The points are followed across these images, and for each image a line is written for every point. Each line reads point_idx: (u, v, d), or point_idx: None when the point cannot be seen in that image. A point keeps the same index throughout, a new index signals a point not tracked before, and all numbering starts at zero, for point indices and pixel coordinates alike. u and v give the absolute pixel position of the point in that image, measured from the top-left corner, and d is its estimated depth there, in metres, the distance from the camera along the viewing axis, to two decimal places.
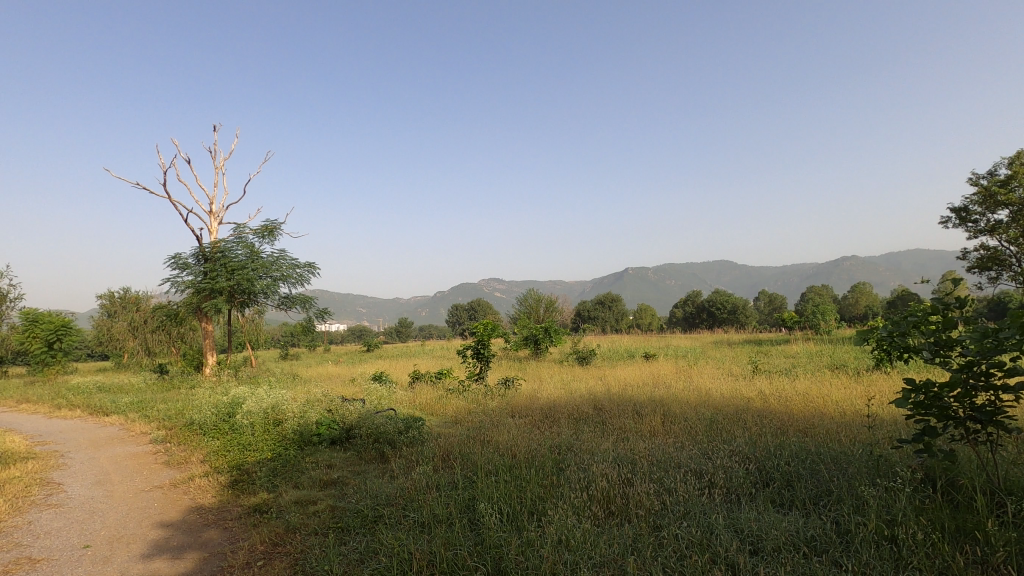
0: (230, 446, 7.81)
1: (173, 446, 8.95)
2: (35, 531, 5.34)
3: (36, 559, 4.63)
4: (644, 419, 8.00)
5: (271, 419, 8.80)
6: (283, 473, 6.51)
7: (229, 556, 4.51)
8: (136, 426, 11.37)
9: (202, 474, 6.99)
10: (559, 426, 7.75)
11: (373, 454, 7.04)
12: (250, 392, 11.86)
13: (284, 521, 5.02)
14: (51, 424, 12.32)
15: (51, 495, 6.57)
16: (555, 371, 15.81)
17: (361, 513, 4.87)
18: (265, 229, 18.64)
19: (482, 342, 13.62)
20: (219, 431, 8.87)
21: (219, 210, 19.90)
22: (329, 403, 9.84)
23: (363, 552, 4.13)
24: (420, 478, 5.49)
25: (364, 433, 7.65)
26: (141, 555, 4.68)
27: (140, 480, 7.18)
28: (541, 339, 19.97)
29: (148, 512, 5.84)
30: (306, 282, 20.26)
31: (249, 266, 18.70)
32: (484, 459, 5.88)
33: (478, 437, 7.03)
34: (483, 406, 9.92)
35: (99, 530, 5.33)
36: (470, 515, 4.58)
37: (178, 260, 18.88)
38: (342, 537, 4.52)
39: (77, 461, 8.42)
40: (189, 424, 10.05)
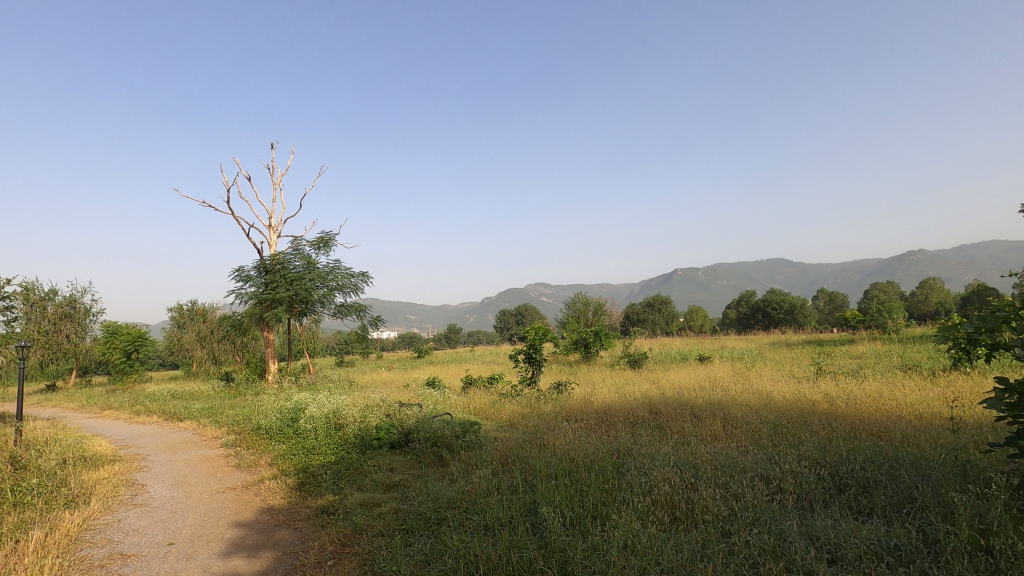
0: (296, 449, 8.13)
1: (242, 450, 9.39)
2: (124, 528, 5.73)
3: (127, 554, 4.96)
4: (704, 422, 7.80)
5: (332, 423, 9.08)
6: (346, 476, 6.71)
7: (301, 555, 4.68)
8: (207, 431, 11.97)
9: (271, 477, 7.29)
10: (615, 430, 7.64)
11: (431, 457, 7.14)
12: (311, 398, 12.25)
13: (351, 522, 5.17)
14: (132, 430, 13.16)
15: (136, 496, 7.03)
16: (608, 375, 15.59)
17: (424, 516, 4.96)
18: (321, 241, 19.34)
19: (534, 346, 13.64)
20: (285, 435, 9.25)
21: (278, 224, 20.80)
22: (387, 408, 10.08)
23: (428, 554, 4.21)
24: (480, 482, 5.54)
25: (422, 437, 7.78)
26: (220, 553, 4.93)
27: (215, 482, 7.57)
28: (592, 342, 19.77)
29: (225, 512, 6.15)
30: (360, 290, 20.86)
31: (307, 276, 19.42)
32: (542, 463, 5.87)
33: (535, 441, 7.04)
34: (537, 410, 9.90)
35: (181, 529, 5.65)
36: (533, 519, 4.59)
37: (242, 273, 19.85)
38: (407, 539, 4.60)
39: (157, 463, 8.98)
40: (256, 428, 10.53)
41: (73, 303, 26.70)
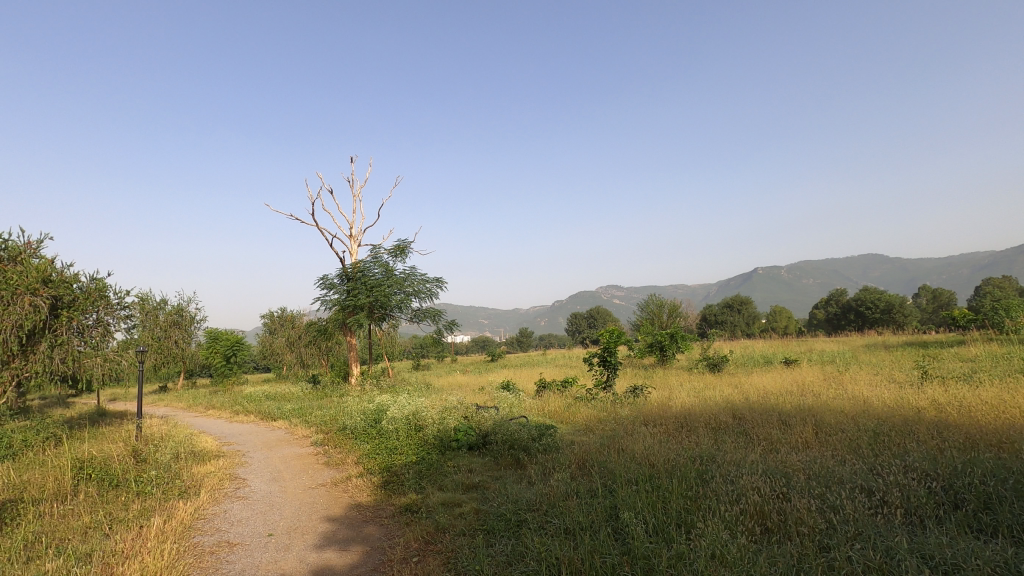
0: (380, 449, 8.48)
1: (331, 448, 9.92)
2: (229, 519, 6.20)
3: (233, 543, 5.36)
4: (793, 429, 7.36)
5: (412, 425, 9.37)
6: (428, 476, 6.92)
7: (388, 551, 4.87)
8: (297, 430, 12.73)
9: (357, 475, 7.64)
10: (697, 435, 7.38)
11: (509, 460, 7.21)
12: (392, 400, 12.76)
13: (433, 521, 5.32)
14: (233, 428, 14.25)
15: (239, 489, 7.60)
16: (686, 379, 15.08)
17: (504, 517, 5.01)
18: (397, 248, 20.07)
19: (609, 349, 13.42)
20: (369, 435, 9.67)
21: (358, 233, 21.83)
22: (464, 410, 10.27)
23: (510, 555, 4.24)
24: (559, 485, 5.52)
25: (500, 439, 7.87)
26: (314, 545, 5.22)
27: (307, 478, 8.04)
28: (668, 345, 19.20)
29: (317, 507, 6.52)
30: (435, 296, 21.45)
31: (386, 283, 20.22)
32: (622, 468, 5.77)
33: (612, 445, 6.94)
34: (613, 414, 9.74)
35: (279, 521, 6.04)
36: (614, 524, 4.53)
37: (326, 281, 21.02)
38: (489, 539, 4.67)
39: (256, 460, 9.66)
40: (341, 428, 11.06)
41: (180, 312, 29.31)
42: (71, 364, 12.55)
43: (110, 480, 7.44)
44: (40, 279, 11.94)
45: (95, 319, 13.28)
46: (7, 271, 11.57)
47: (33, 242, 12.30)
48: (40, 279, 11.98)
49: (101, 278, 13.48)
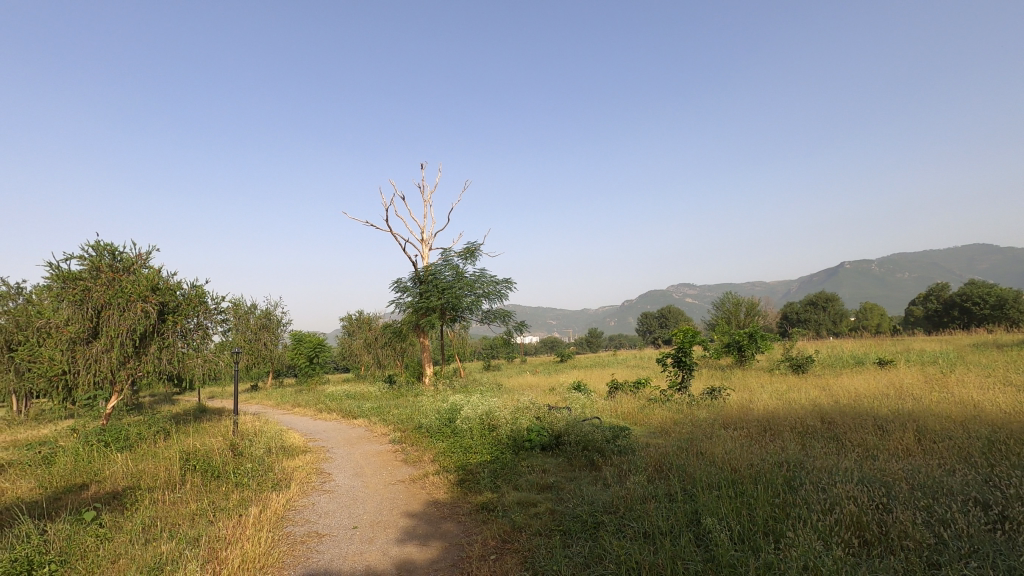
0: (455, 448, 8.67)
1: (408, 446, 10.27)
2: (318, 510, 6.56)
3: (321, 534, 5.66)
4: (892, 435, 6.81)
5: (485, 424, 9.49)
6: (503, 475, 6.99)
7: (466, 548, 4.96)
8: (376, 428, 13.24)
9: (434, 472, 7.85)
10: (782, 440, 6.99)
11: (583, 460, 7.16)
12: (465, 400, 13.04)
13: (510, 520, 5.37)
14: (318, 425, 15.10)
15: (325, 483, 8.02)
16: (767, 380, 14.33)
17: (579, 518, 4.98)
18: (467, 251, 20.45)
19: (683, 348, 12.99)
20: (444, 434, 9.92)
21: (429, 237, 22.45)
22: (536, 410, 10.30)
23: (588, 557, 4.20)
24: (636, 488, 5.41)
25: (573, 440, 7.82)
26: (396, 539, 5.41)
27: (387, 474, 8.36)
28: (746, 345, 18.33)
29: (397, 502, 6.75)
30: (504, 297, 21.67)
31: (457, 285, 20.63)
32: (701, 471, 5.57)
33: (691, 448, 6.72)
34: (690, 416, 9.40)
35: (363, 514, 6.31)
36: (695, 529, 4.39)
37: (400, 284, 21.79)
38: (566, 540, 4.65)
39: (340, 455, 10.15)
40: (418, 427, 11.39)
41: (268, 316, 31.30)
42: (176, 364, 13.73)
43: (212, 471, 8.07)
44: (149, 287, 13.13)
45: (195, 323, 14.46)
46: (122, 280, 12.82)
47: (143, 253, 13.50)
48: (150, 288, 13.17)
49: (200, 285, 14.63)
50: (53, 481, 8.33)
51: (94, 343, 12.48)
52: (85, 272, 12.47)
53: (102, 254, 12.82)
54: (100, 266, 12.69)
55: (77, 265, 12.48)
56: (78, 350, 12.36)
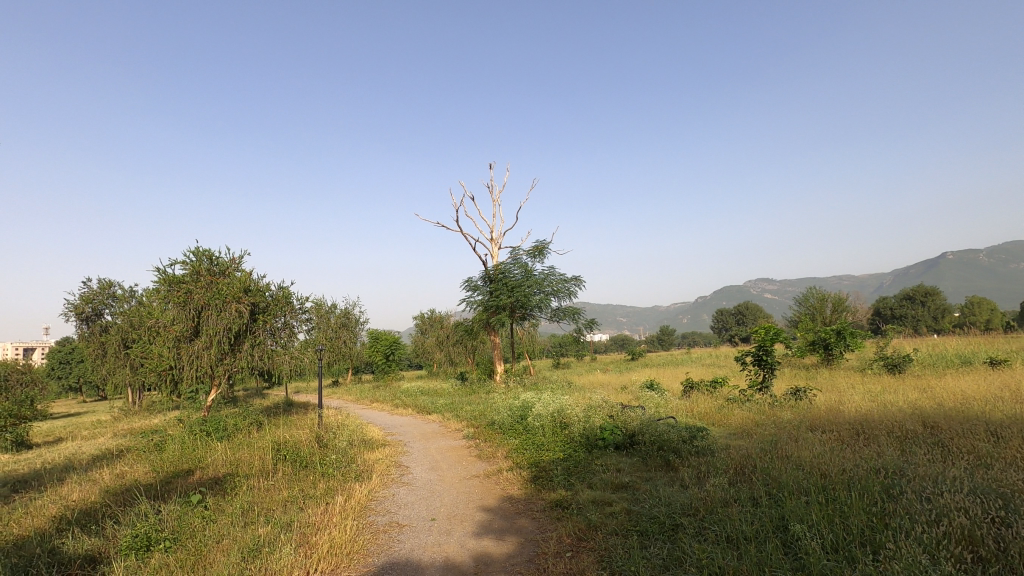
0: (527, 444, 8.72)
1: (481, 442, 10.46)
2: (398, 502, 6.82)
3: (402, 524, 5.88)
4: (1008, 442, 6.16)
5: (558, 421, 9.50)
6: (576, 473, 6.96)
7: (541, 544, 4.99)
8: (450, 424, 13.59)
9: (508, 468, 7.95)
10: (877, 445, 6.51)
11: (658, 461, 6.99)
12: (536, 397, 13.09)
13: (585, 518, 5.35)
14: (395, 420, 15.68)
15: (403, 475, 8.31)
16: (858, 381, 13.40)
17: (657, 519, 4.87)
18: (536, 249, 20.50)
19: (765, 346, 12.29)
20: (517, 431, 10.01)
21: (498, 236, 22.72)
22: (608, 408, 10.18)
23: (667, 559, 4.11)
24: (716, 491, 5.22)
25: (648, 439, 7.67)
26: (472, 533, 5.53)
27: (462, 469, 8.54)
28: (833, 343, 17.22)
29: (473, 496, 6.90)
30: (574, 294, 21.53)
31: (526, 284, 20.74)
32: (788, 475, 5.30)
33: (775, 451, 6.40)
34: (773, 418, 8.96)
35: (440, 507, 6.50)
36: (783, 536, 4.19)
37: (471, 283, 22.20)
38: (642, 541, 4.57)
39: (416, 449, 10.48)
40: (490, 423, 11.57)
41: (347, 315, 32.82)
42: (267, 360, 14.70)
43: (301, 461, 8.59)
44: (242, 289, 14.13)
45: (283, 322, 15.42)
46: (219, 282, 13.89)
47: (237, 257, 14.55)
48: (242, 289, 14.17)
49: (286, 286, 15.59)
50: (164, 466, 9.19)
51: (196, 341, 13.59)
52: (187, 276, 13.64)
53: (201, 259, 13.97)
54: (200, 270, 13.83)
55: (180, 269, 13.70)
56: (183, 347, 13.48)
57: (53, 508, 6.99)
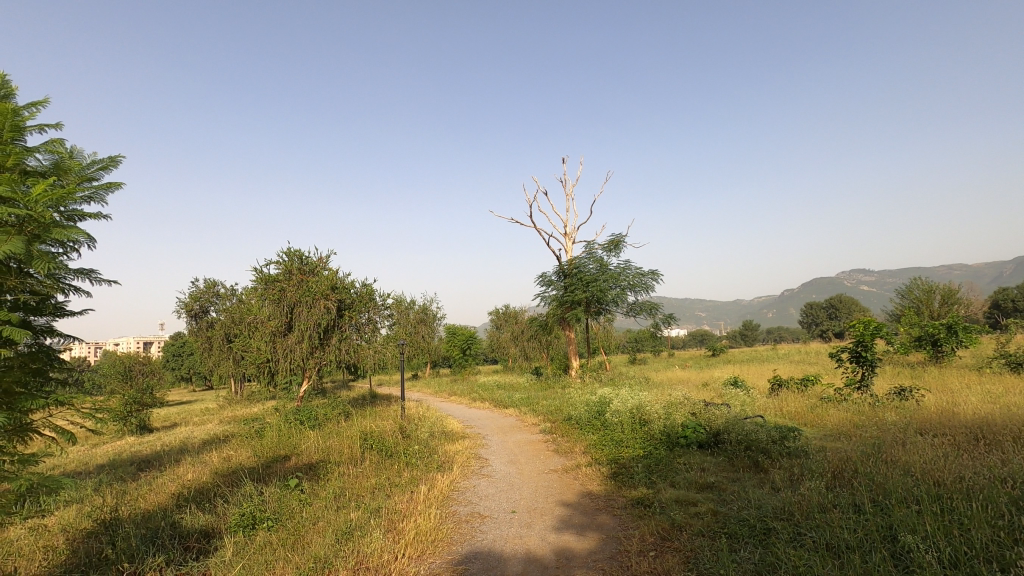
0: (606, 441, 8.62)
1: (559, 437, 10.45)
2: (478, 493, 6.97)
3: (483, 515, 6.00)
4: None
5: (636, 418, 9.30)
6: (658, 471, 6.78)
7: (624, 542, 4.92)
8: (527, 418, 13.66)
9: (587, 464, 7.89)
10: (1001, 452, 5.85)
11: (746, 461, 6.68)
12: (613, 393, 12.88)
13: (668, 517, 5.20)
14: (473, 413, 15.99)
15: (483, 467, 8.47)
16: (974, 380, 12.11)
17: (747, 522, 4.65)
18: (612, 242, 20.16)
19: (863, 342, 11.37)
20: (594, 427, 9.91)
21: (572, 231, 22.54)
22: (691, 405, 9.83)
23: (759, 564, 3.92)
24: (812, 495, 4.91)
25: (733, 438, 7.35)
26: (553, 527, 5.54)
27: (540, 463, 8.58)
28: (943, 339, 15.63)
29: (552, 491, 6.92)
30: (651, 288, 20.96)
31: (602, 278, 20.40)
32: (895, 482, 4.89)
33: (878, 455, 5.91)
34: (874, 419, 8.29)
35: (520, 500, 6.57)
36: (892, 547, 3.88)
37: (545, 278, 22.21)
38: (732, 544, 4.38)
39: (495, 443, 10.62)
40: (567, 418, 11.53)
41: (425, 310, 33.83)
42: (352, 354, 15.46)
43: (386, 450, 8.99)
44: (329, 286, 14.94)
45: (367, 318, 16.15)
46: (308, 281, 14.77)
47: (324, 256, 15.39)
48: (330, 287, 14.98)
49: (369, 283, 16.30)
50: (264, 452, 9.91)
51: (289, 336, 14.52)
52: (281, 275, 14.66)
53: (293, 259, 14.93)
54: (292, 269, 14.78)
55: (275, 269, 14.74)
56: (278, 341, 14.46)
57: (172, 485, 7.74)
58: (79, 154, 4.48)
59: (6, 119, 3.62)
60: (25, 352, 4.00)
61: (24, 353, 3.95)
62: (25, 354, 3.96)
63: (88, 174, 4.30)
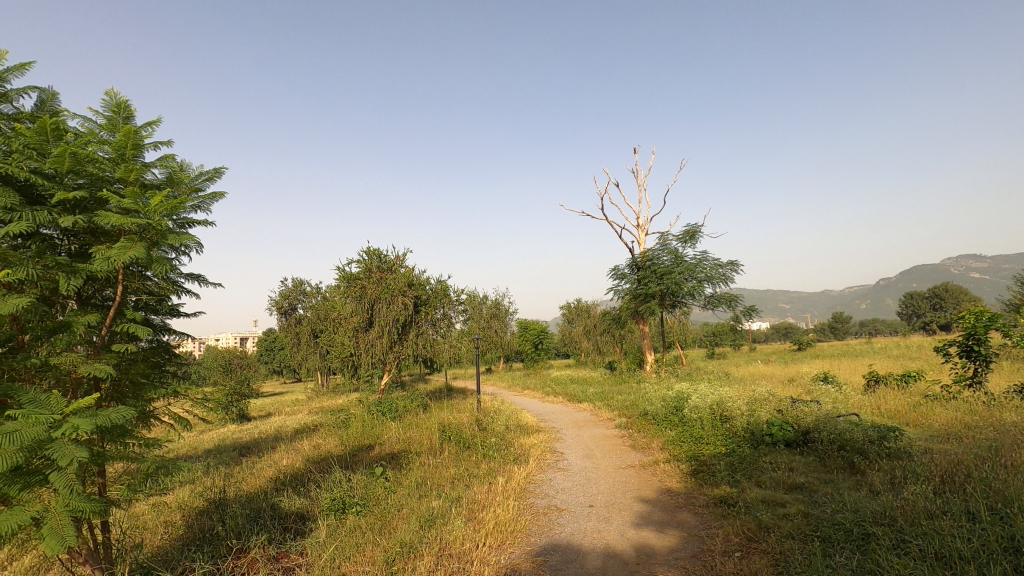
0: (685, 437, 8.38)
1: (635, 432, 10.28)
2: (555, 486, 7.02)
3: (560, 508, 6.03)
4: None
5: (717, 414, 8.98)
6: (742, 470, 6.52)
7: (707, 541, 4.78)
8: (602, 413, 13.54)
9: (665, 460, 7.73)
10: None
11: (840, 462, 6.29)
12: (691, 388, 12.50)
13: (755, 518, 5.00)
14: (546, 407, 16.07)
15: (558, 461, 8.50)
16: None
17: (841, 526, 4.38)
18: (688, 233, 19.50)
19: (974, 336, 10.35)
20: (672, 422, 9.67)
21: (645, 223, 22.03)
22: (776, 402, 9.37)
23: (857, 571, 3.70)
24: (917, 500, 4.55)
25: (825, 437, 6.93)
26: (632, 522, 5.48)
27: (617, 458, 8.50)
28: None
29: (629, 486, 6.83)
30: (730, 280, 20.08)
31: (676, 270, 19.79)
32: (1017, 489, 4.43)
33: (996, 459, 5.37)
34: (988, 420, 7.53)
35: (597, 494, 6.55)
36: (1015, 560, 3.52)
37: (618, 271, 21.87)
38: (826, 548, 4.15)
39: (570, 437, 10.63)
40: (644, 413, 11.32)
41: (497, 305, 34.28)
42: (429, 348, 15.95)
43: (464, 442, 9.23)
44: (406, 283, 15.48)
45: (442, 313, 16.61)
46: (387, 278, 15.39)
47: (401, 254, 15.98)
48: (406, 283, 15.52)
49: (444, 280, 16.75)
50: (350, 441, 10.46)
51: (369, 331, 15.20)
52: (362, 274, 15.37)
53: (372, 258, 15.62)
54: (372, 267, 15.50)
55: (356, 268, 15.47)
56: (359, 336, 15.18)
57: (270, 470, 8.36)
58: (188, 167, 4.89)
59: (129, 137, 4.03)
60: (147, 347, 4.45)
61: (146, 349, 4.41)
62: (145, 349, 4.41)
63: (196, 185, 4.69)
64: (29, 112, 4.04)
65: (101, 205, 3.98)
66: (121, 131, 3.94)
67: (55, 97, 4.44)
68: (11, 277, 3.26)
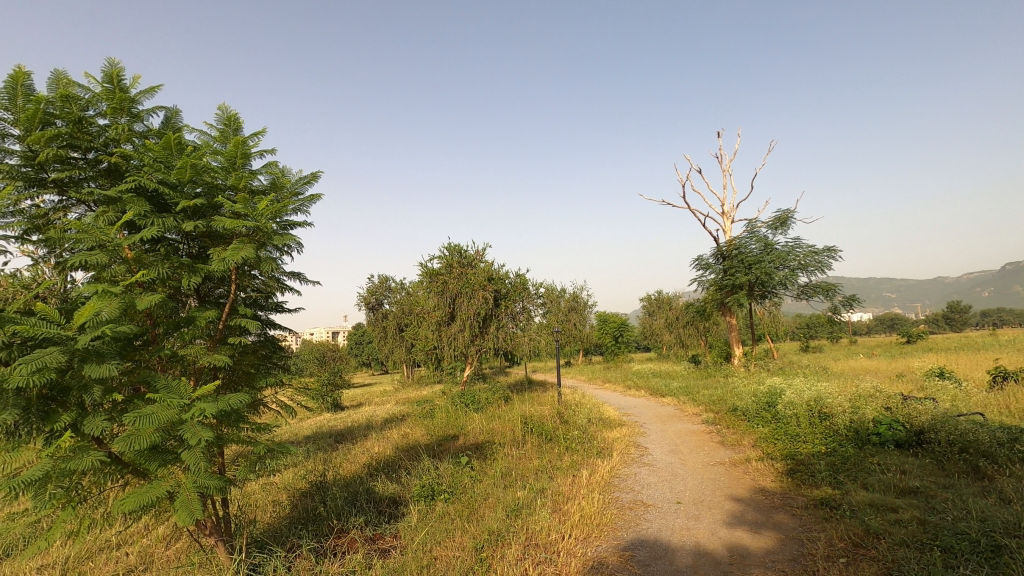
0: (780, 435, 7.93)
1: (724, 428, 9.88)
2: (640, 481, 6.90)
3: (647, 504, 5.92)
4: None
5: (815, 411, 8.41)
6: (846, 471, 6.07)
7: (808, 545, 4.51)
8: (687, 408, 13.13)
9: (758, 458, 7.36)
10: None
11: (962, 466, 5.70)
12: (784, 383, 11.81)
13: (862, 522, 4.65)
14: (628, 401, 15.82)
15: (643, 456, 8.35)
16: None
17: (966, 537, 3.98)
18: (779, 219, 18.36)
19: None
20: (765, 419, 9.19)
21: (731, 209, 21.00)
22: (883, 399, 8.64)
23: None
24: None
25: (943, 438, 6.30)
26: (724, 521, 5.28)
27: (705, 455, 8.21)
28: None
29: (720, 484, 6.58)
30: (828, 267, 18.69)
31: (766, 259, 18.71)
32: None
33: None
34: None
35: (685, 491, 6.37)
36: None
37: (702, 261, 21.03)
38: (948, 559, 3.78)
39: (654, 431, 10.39)
40: (733, 409, 10.83)
41: (576, 298, 34.09)
42: (509, 341, 16.16)
43: (546, 434, 9.29)
44: (486, 278, 15.73)
45: (521, 307, 16.75)
46: (467, 273, 15.73)
47: (480, 249, 16.26)
48: (486, 278, 15.77)
49: (522, 274, 16.89)
50: (436, 431, 10.84)
51: (452, 325, 15.63)
52: (444, 269, 15.80)
53: (453, 254, 16.01)
54: (453, 263, 15.89)
55: (438, 263, 15.93)
56: (443, 330, 15.66)
57: (363, 456, 8.86)
58: (289, 173, 5.25)
59: (238, 147, 4.40)
60: (257, 341, 4.86)
61: (256, 342, 4.82)
62: (256, 342, 4.82)
63: (295, 190, 5.03)
64: (156, 129, 4.49)
65: (216, 211, 4.37)
66: (231, 142, 4.31)
67: (175, 115, 4.92)
68: (146, 277, 3.67)
